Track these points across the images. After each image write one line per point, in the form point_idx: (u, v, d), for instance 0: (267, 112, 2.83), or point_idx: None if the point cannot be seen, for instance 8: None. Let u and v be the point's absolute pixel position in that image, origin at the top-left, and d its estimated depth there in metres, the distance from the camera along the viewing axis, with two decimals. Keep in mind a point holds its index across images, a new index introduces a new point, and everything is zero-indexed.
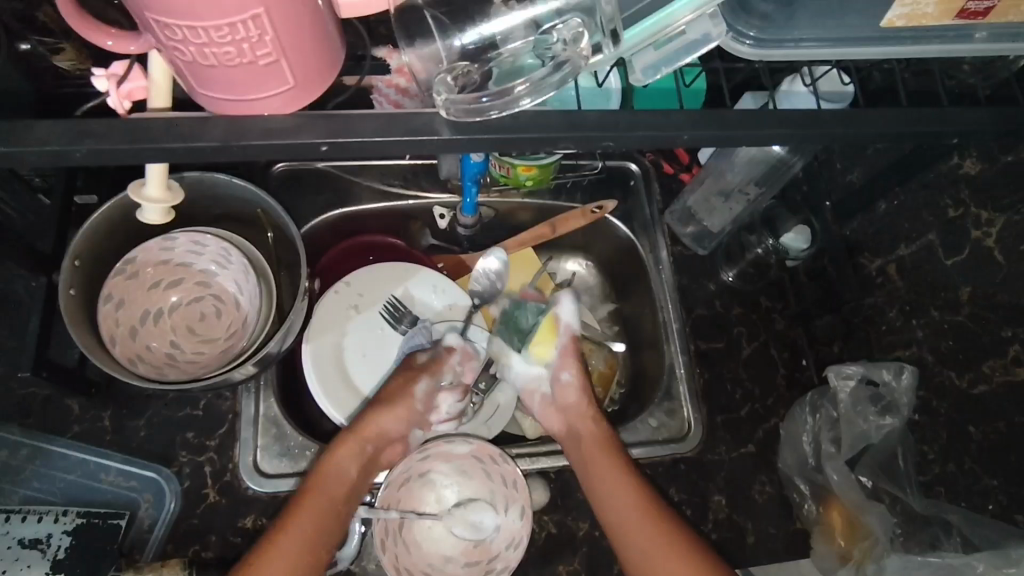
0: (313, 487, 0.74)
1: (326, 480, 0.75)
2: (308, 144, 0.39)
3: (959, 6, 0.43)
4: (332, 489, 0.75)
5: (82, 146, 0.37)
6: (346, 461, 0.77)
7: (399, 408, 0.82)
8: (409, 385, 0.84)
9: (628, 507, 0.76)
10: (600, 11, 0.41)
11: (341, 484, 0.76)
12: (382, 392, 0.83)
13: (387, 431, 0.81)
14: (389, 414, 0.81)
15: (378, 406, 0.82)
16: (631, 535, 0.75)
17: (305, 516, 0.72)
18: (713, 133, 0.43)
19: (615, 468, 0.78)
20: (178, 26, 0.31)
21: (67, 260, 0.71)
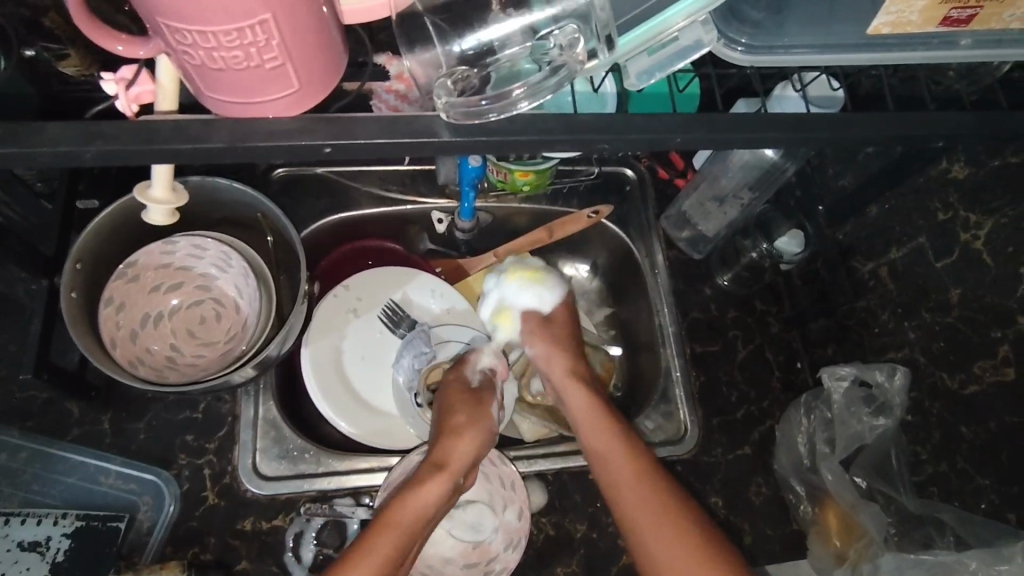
0: (391, 514, 0.65)
1: (410, 509, 0.66)
2: (310, 146, 0.40)
3: (943, 14, 0.45)
4: (415, 521, 0.66)
5: (92, 147, 0.38)
6: (428, 495, 0.68)
7: (479, 437, 0.75)
8: (483, 411, 0.77)
9: (640, 500, 0.70)
10: (596, 17, 0.42)
11: (423, 513, 0.67)
12: (457, 419, 0.75)
13: (469, 462, 0.73)
14: (468, 443, 0.73)
15: (455, 434, 0.74)
16: (644, 530, 0.68)
17: (388, 547, 0.63)
18: (707, 136, 0.44)
19: (620, 457, 0.73)
20: (188, 30, 0.32)
21: (69, 263, 0.72)
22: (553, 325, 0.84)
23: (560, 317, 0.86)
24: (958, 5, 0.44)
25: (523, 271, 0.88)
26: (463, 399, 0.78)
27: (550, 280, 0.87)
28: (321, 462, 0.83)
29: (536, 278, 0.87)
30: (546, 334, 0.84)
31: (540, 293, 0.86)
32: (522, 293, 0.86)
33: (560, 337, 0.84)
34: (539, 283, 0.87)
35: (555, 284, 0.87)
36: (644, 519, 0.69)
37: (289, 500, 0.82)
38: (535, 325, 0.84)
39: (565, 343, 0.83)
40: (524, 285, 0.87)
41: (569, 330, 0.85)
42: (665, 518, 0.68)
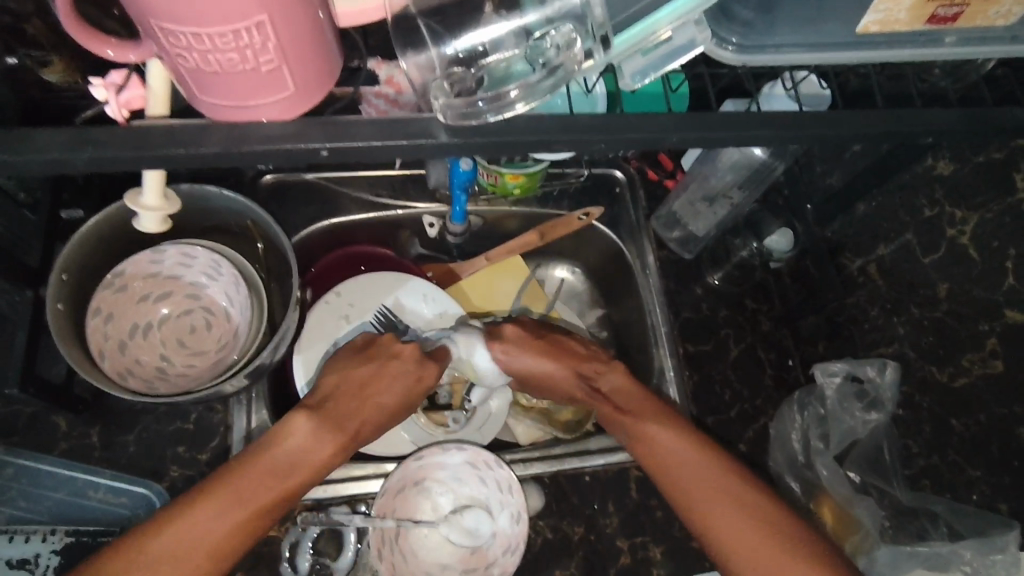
0: (275, 456, 0.65)
1: (295, 455, 0.65)
2: (307, 149, 0.39)
3: (929, 12, 0.45)
4: (301, 471, 0.65)
5: (84, 154, 0.38)
6: (296, 443, 0.66)
7: (375, 391, 0.71)
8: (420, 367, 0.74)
9: (696, 471, 0.68)
10: (591, 17, 0.43)
11: (308, 464, 0.65)
12: (354, 377, 0.72)
13: (368, 425, 0.71)
14: (371, 394, 0.71)
15: (361, 391, 0.71)
16: (681, 471, 0.68)
17: (224, 494, 0.62)
18: (700, 135, 0.44)
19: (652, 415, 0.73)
20: (183, 34, 0.32)
21: (55, 274, 0.71)
22: (561, 350, 0.80)
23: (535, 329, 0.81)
24: (944, 3, 0.45)
25: (479, 341, 0.79)
26: (385, 357, 0.73)
27: (499, 343, 0.79)
28: None
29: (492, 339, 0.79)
30: (537, 347, 0.79)
31: (502, 359, 0.79)
32: (489, 358, 0.79)
33: (552, 348, 0.80)
34: (497, 343, 0.79)
35: (509, 330, 0.80)
36: (711, 483, 0.67)
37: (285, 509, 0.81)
38: (524, 342, 0.79)
39: (561, 350, 0.80)
40: (486, 352, 0.79)
41: (557, 340, 0.81)
42: (738, 489, 0.66)
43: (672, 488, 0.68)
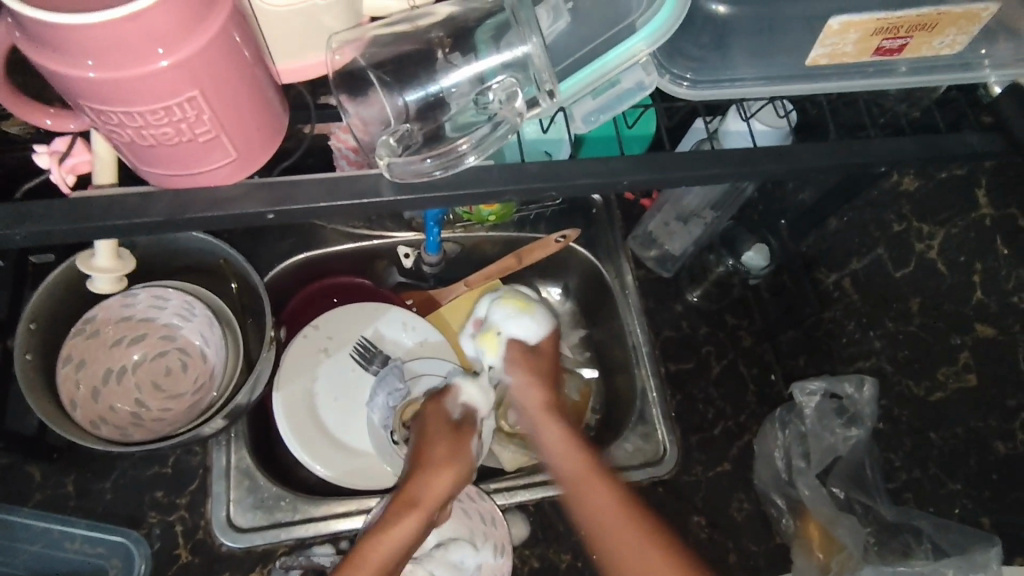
0: (358, 555, 0.60)
1: (376, 552, 0.60)
2: (254, 214, 0.39)
3: (875, 45, 0.46)
4: (383, 563, 0.61)
5: (29, 224, 0.37)
6: (398, 538, 0.62)
7: (460, 468, 0.68)
8: (465, 443, 0.70)
9: (605, 504, 0.62)
10: (533, 64, 0.42)
11: (389, 556, 0.61)
12: (434, 451, 0.69)
13: (444, 499, 0.66)
14: (445, 476, 0.67)
15: (433, 467, 0.67)
16: (619, 546, 0.59)
17: None
18: (654, 176, 0.44)
19: (576, 458, 0.67)
20: (114, 112, 0.32)
21: (22, 324, 0.70)
22: (536, 357, 0.79)
23: (547, 352, 0.80)
24: (889, 36, 0.45)
25: (516, 299, 0.84)
26: (442, 430, 0.71)
27: (539, 310, 0.83)
28: (298, 508, 0.82)
29: (524, 308, 0.83)
30: (531, 361, 0.78)
31: (529, 323, 0.81)
32: (513, 321, 0.82)
33: (544, 370, 0.77)
34: (529, 313, 0.82)
35: (543, 315, 0.83)
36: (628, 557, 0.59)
37: (266, 551, 0.80)
38: (519, 353, 0.78)
39: (548, 374, 0.77)
40: (512, 311, 0.83)
41: (553, 365, 0.79)
42: (660, 552, 0.58)
43: (612, 563, 0.59)
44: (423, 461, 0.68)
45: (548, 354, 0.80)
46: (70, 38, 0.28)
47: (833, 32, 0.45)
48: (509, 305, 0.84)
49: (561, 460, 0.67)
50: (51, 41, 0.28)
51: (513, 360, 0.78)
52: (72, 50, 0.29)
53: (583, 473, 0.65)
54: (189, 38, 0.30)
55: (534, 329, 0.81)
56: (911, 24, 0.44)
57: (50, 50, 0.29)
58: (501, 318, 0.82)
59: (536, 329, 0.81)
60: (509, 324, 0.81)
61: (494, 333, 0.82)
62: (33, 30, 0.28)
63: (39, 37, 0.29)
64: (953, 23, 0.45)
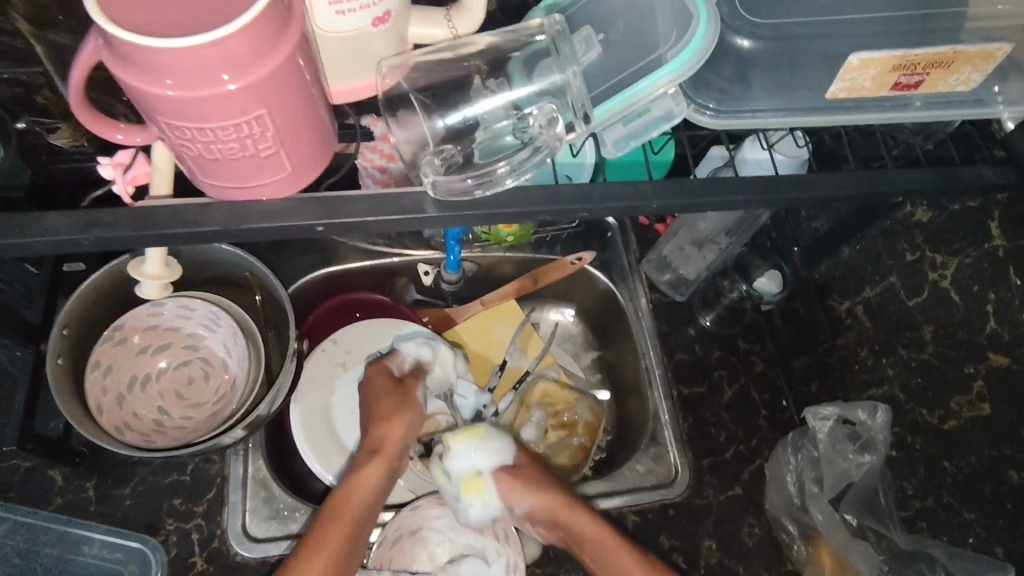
0: (338, 508, 0.68)
1: (348, 503, 0.68)
2: (303, 225, 0.41)
3: (893, 80, 0.49)
4: (360, 510, 0.68)
5: (93, 233, 0.39)
6: (366, 483, 0.70)
7: (411, 416, 0.74)
8: (410, 394, 0.75)
9: None
10: (569, 91, 0.45)
11: (363, 503, 0.69)
12: (381, 407, 0.74)
13: (404, 443, 0.73)
14: (400, 424, 0.73)
15: (389, 417, 0.73)
16: None
17: (333, 541, 0.65)
18: (679, 202, 0.46)
19: (607, 539, 0.74)
20: (187, 128, 0.34)
21: (56, 329, 0.72)
22: (520, 470, 0.78)
23: (523, 462, 0.80)
24: (906, 72, 0.48)
25: (464, 429, 0.79)
26: (388, 387, 0.75)
27: (490, 432, 0.80)
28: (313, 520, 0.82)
29: (474, 433, 0.79)
30: (516, 477, 0.77)
31: (484, 449, 0.78)
32: (471, 456, 0.78)
33: (529, 475, 0.78)
34: (482, 439, 0.79)
35: (496, 433, 0.80)
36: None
37: (281, 562, 0.80)
38: (506, 479, 0.77)
39: (540, 476, 0.78)
40: (470, 446, 0.78)
41: (537, 468, 0.80)
42: None
43: None
44: (379, 413, 0.74)
45: (530, 467, 0.80)
46: (155, 60, 0.30)
47: (852, 68, 0.48)
48: (462, 439, 0.78)
49: (572, 516, 0.75)
50: (137, 62, 0.31)
51: (505, 489, 0.77)
52: (156, 70, 0.31)
53: (574, 514, 0.75)
54: (259, 62, 0.32)
55: (489, 448, 0.78)
56: (927, 61, 0.47)
57: (134, 69, 0.31)
58: (462, 449, 0.78)
59: (501, 445, 0.79)
60: (466, 463, 0.78)
61: (472, 477, 0.77)
62: (121, 50, 0.31)
63: (126, 57, 0.31)
64: (967, 61, 0.48)
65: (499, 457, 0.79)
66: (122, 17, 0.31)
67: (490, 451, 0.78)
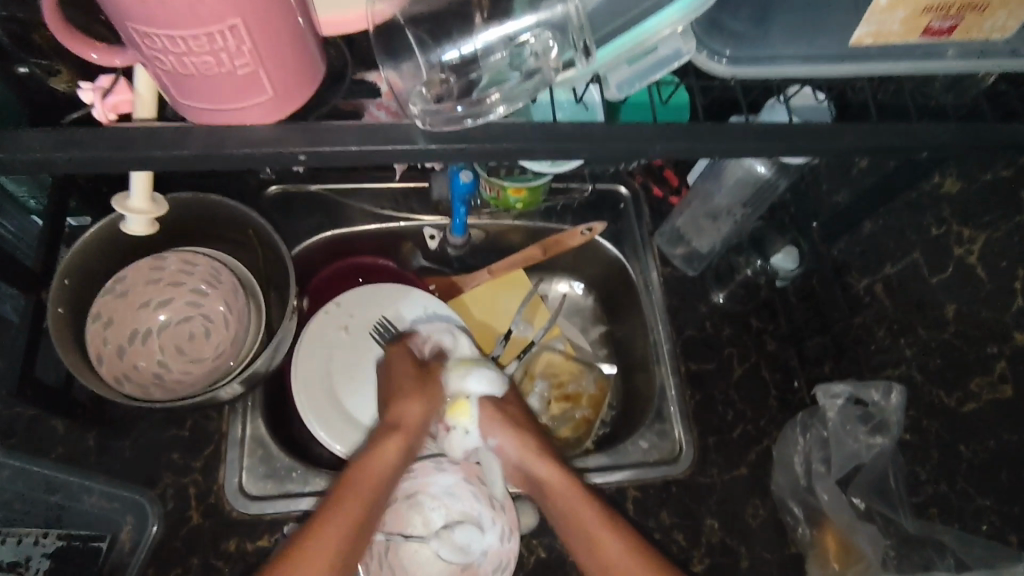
0: (351, 478, 0.68)
1: (369, 473, 0.69)
2: (287, 153, 0.40)
3: (924, 24, 0.45)
4: (376, 482, 0.69)
5: (65, 154, 0.38)
6: (387, 456, 0.71)
7: (431, 398, 0.75)
8: (432, 380, 0.76)
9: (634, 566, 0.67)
10: (572, 26, 0.43)
11: (381, 477, 0.69)
12: (402, 389, 0.75)
13: (424, 424, 0.74)
14: (417, 403, 0.74)
15: (404, 396, 0.74)
16: None
17: (347, 510, 0.65)
18: (686, 146, 0.44)
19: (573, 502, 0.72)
20: (155, 37, 0.32)
21: (56, 279, 0.72)
22: (507, 406, 0.79)
23: (511, 399, 0.81)
24: (939, 15, 0.44)
25: (462, 358, 0.79)
26: (409, 370, 0.78)
27: (487, 365, 0.79)
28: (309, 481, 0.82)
29: (472, 364, 0.78)
30: (502, 415, 0.78)
31: (487, 381, 0.78)
32: (468, 382, 0.77)
33: (515, 419, 0.78)
34: (479, 368, 0.78)
35: (496, 368, 0.81)
36: (597, 532, 0.70)
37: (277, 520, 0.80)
38: (490, 409, 0.78)
39: (523, 420, 0.79)
40: (465, 373, 0.77)
41: (523, 411, 0.81)
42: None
43: None
44: (402, 391, 0.75)
45: (517, 407, 0.80)
46: None
47: (879, 11, 0.43)
48: (457, 367, 0.78)
49: (536, 459, 0.77)
50: None
51: (489, 419, 0.78)
52: None
53: (541, 463, 0.76)
54: None
55: (490, 380, 0.78)
56: (961, 3, 0.43)
57: None
58: (462, 372, 0.78)
59: (500, 378, 0.79)
60: (468, 390, 0.77)
61: (462, 399, 0.77)
62: None
63: None
64: (1004, 5, 0.44)
65: (494, 388, 0.78)
66: None
67: (489, 381, 0.78)
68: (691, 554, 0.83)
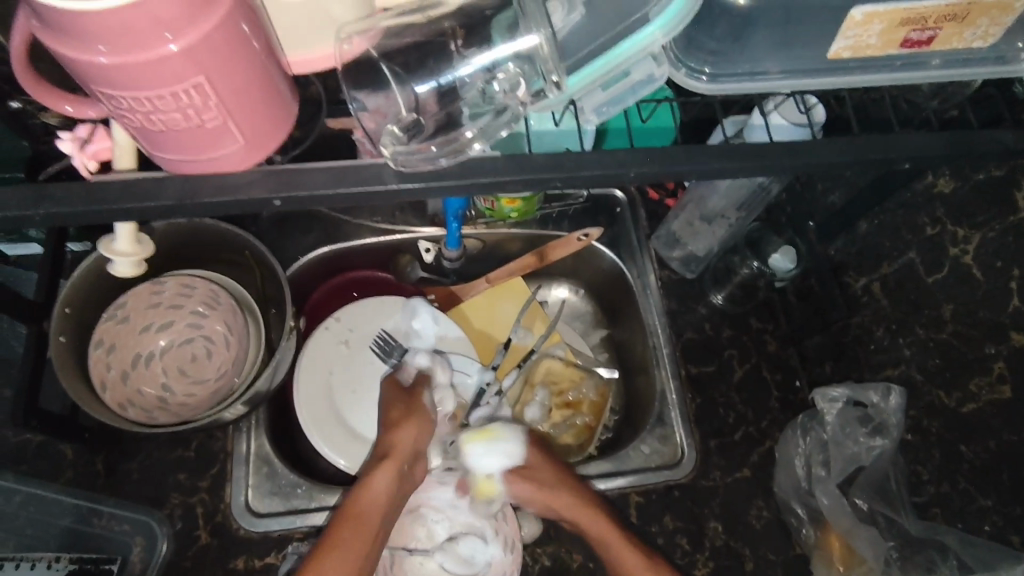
0: (354, 514, 0.68)
1: (364, 505, 0.69)
2: (261, 199, 0.42)
3: (901, 37, 0.45)
4: (372, 514, 0.69)
5: (40, 210, 0.40)
6: (379, 483, 0.71)
7: (421, 420, 0.76)
8: (419, 401, 0.78)
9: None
10: (538, 56, 0.43)
11: (378, 508, 0.70)
12: (394, 416, 0.76)
13: (415, 448, 0.75)
14: (409, 429, 0.75)
15: (396, 424, 0.75)
16: None
17: (344, 544, 0.66)
18: (661, 170, 0.45)
19: (604, 526, 0.77)
20: (125, 96, 0.34)
21: (57, 308, 0.73)
22: (532, 469, 0.80)
23: (535, 459, 0.81)
24: (917, 27, 0.44)
25: (478, 433, 0.80)
26: (398, 396, 0.79)
27: (507, 431, 0.81)
28: (315, 496, 0.83)
29: (490, 435, 0.80)
30: (529, 480, 0.80)
31: (505, 450, 0.80)
32: (487, 457, 0.79)
33: (541, 475, 0.80)
34: (498, 437, 0.80)
35: (512, 430, 0.82)
36: (626, 564, 0.75)
37: (283, 536, 0.82)
38: (514, 476, 0.80)
39: (554, 478, 0.80)
40: (484, 447, 0.80)
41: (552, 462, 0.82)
42: None
43: None
44: (392, 416, 0.76)
45: (543, 460, 0.81)
46: (84, 26, 0.31)
47: (855, 24, 0.44)
48: (476, 442, 0.79)
49: (571, 512, 0.79)
50: (69, 29, 0.31)
51: (515, 486, 0.80)
52: (87, 38, 0.31)
53: (585, 518, 0.78)
54: (195, 22, 0.32)
55: (506, 448, 0.80)
56: (939, 14, 0.43)
57: (68, 37, 0.32)
58: (482, 449, 0.79)
59: (516, 447, 0.81)
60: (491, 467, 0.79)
61: (486, 481, 0.79)
62: (52, 20, 0.31)
63: (58, 27, 0.31)
64: (984, 14, 0.44)
65: (512, 455, 0.80)
66: None
67: (505, 450, 0.80)
68: (696, 557, 0.83)
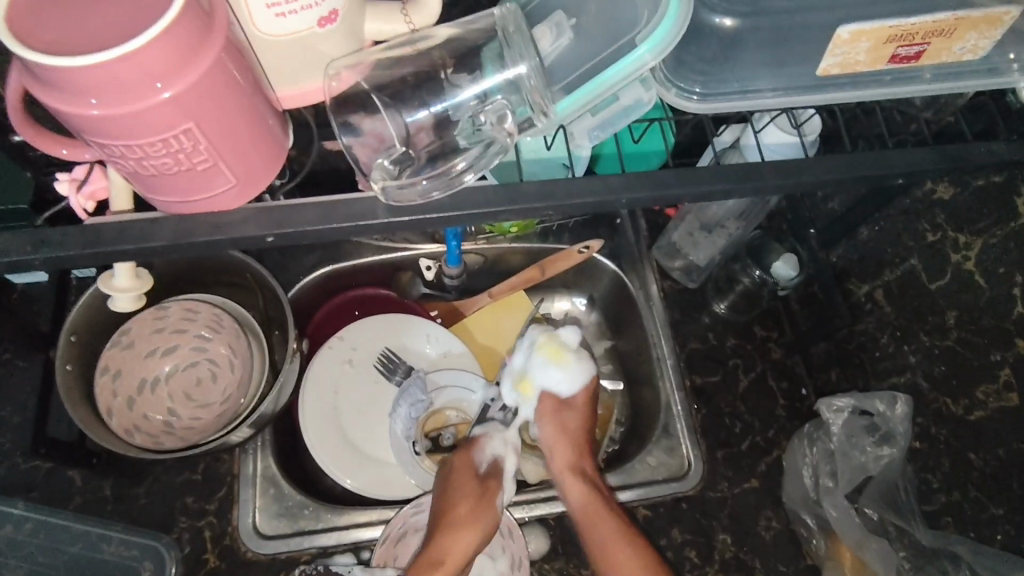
0: None
1: None
2: (255, 236, 0.42)
3: (889, 53, 0.46)
4: None
5: (42, 254, 0.41)
6: None
7: (486, 528, 0.70)
8: (489, 498, 0.72)
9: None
10: (525, 86, 0.45)
11: None
12: (459, 513, 0.70)
13: (466, 561, 0.69)
14: (471, 536, 0.69)
15: (459, 527, 0.69)
16: None
17: None
18: (652, 195, 0.46)
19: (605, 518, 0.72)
20: (118, 144, 0.35)
21: (63, 336, 0.74)
22: (571, 410, 0.76)
23: (581, 405, 0.77)
24: (904, 43, 0.45)
25: (550, 346, 0.77)
26: (466, 489, 0.72)
27: (575, 360, 0.77)
28: (321, 517, 0.83)
29: (557, 356, 0.76)
30: (558, 419, 0.76)
31: (565, 375, 0.76)
32: (548, 373, 0.76)
33: (569, 427, 0.76)
34: (563, 364, 0.76)
35: (584, 367, 0.77)
36: (610, 547, 0.70)
37: (290, 558, 0.81)
38: (550, 407, 0.76)
39: (576, 433, 0.76)
40: (550, 363, 0.76)
41: (587, 416, 0.77)
42: None
43: None
44: (453, 518, 0.70)
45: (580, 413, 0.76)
46: (77, 81, 0.32)
47: (842, 42, 0.45)
48: (546, 353, 0.76)
49: (566, 473, 0.75)
50: (62, 84, 0.32)
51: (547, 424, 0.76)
52: (79, 91, 0.32)
53: (574, 483, 0.75)
54: (185, 71, 0.33)
55: (568, 381, 0.76)
56: (926, 30, 0.44)
57: (61, 91, 0.33)
58: (544, 355, 0.76)
59: (578, 381, 0.76)
60: (537, 380, 0.76)
61: (528, 380, 0.77)
62: (45, 75, 0.32)
63: (51, 82, 0.32)
64: (972, 28, 0.45)
65: (564, 388, 0.76)
66: (36, 38, 0.32)
67: (564, 380, 0.76)
68: (706, 571, 0.82)
